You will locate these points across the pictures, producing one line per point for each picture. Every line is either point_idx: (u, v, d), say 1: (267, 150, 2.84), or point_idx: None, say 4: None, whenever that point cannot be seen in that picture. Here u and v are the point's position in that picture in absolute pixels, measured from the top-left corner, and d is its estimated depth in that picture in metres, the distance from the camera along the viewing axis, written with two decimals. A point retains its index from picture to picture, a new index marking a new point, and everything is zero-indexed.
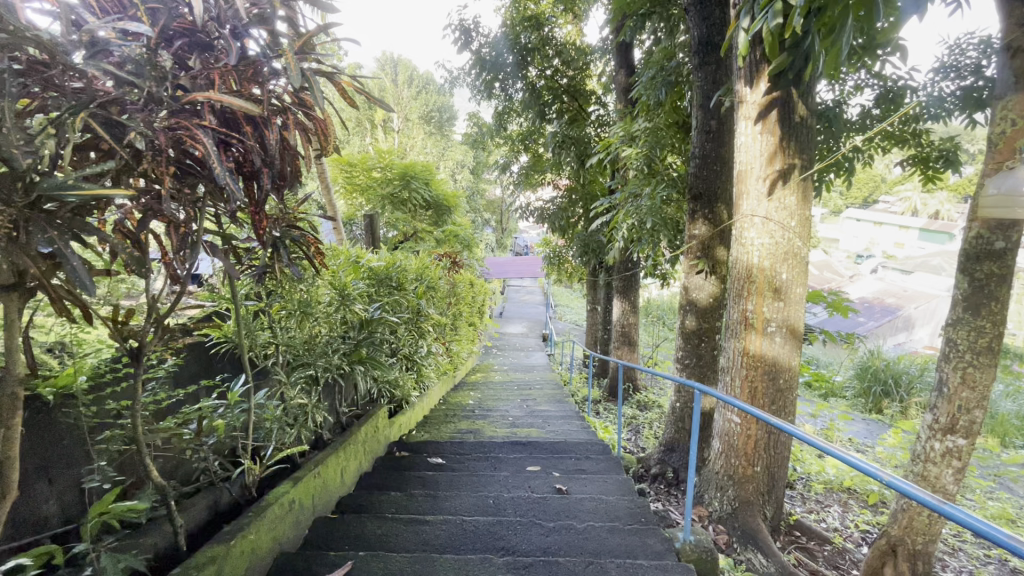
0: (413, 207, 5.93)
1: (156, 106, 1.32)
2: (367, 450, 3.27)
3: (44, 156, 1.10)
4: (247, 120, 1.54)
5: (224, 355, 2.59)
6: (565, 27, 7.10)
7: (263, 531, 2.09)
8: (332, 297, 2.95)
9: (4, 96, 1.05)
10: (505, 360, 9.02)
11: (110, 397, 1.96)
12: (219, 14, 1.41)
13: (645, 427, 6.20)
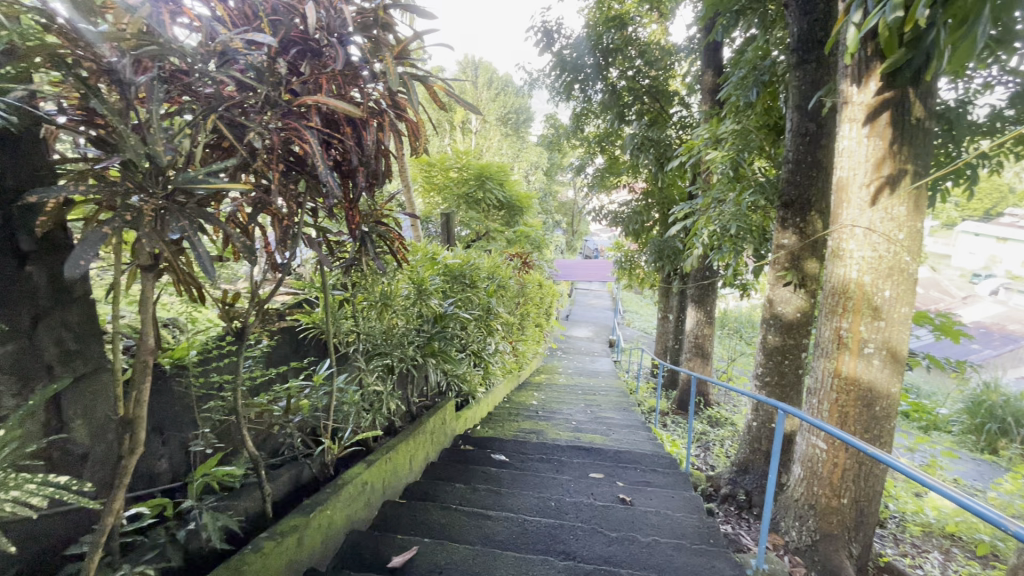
0: (487, 207, 6.02)
1: (270, 108, 1.45)
2: (434, 441, 3.38)
3: (179, 153, 1.25)
4: (347, 122, 1.65)
5: (311, 340, 2.79)
6: (649, 27, 6.93)
7: (339, 507, 2.23)
8: (410, 291, 3.08)
9: (152, 100, 1.20)
10: (569, 363, 8.94)
11: (216, 371, 2.17)
12: (329, 24, 1.52)
13: (716, 444, 5.90)
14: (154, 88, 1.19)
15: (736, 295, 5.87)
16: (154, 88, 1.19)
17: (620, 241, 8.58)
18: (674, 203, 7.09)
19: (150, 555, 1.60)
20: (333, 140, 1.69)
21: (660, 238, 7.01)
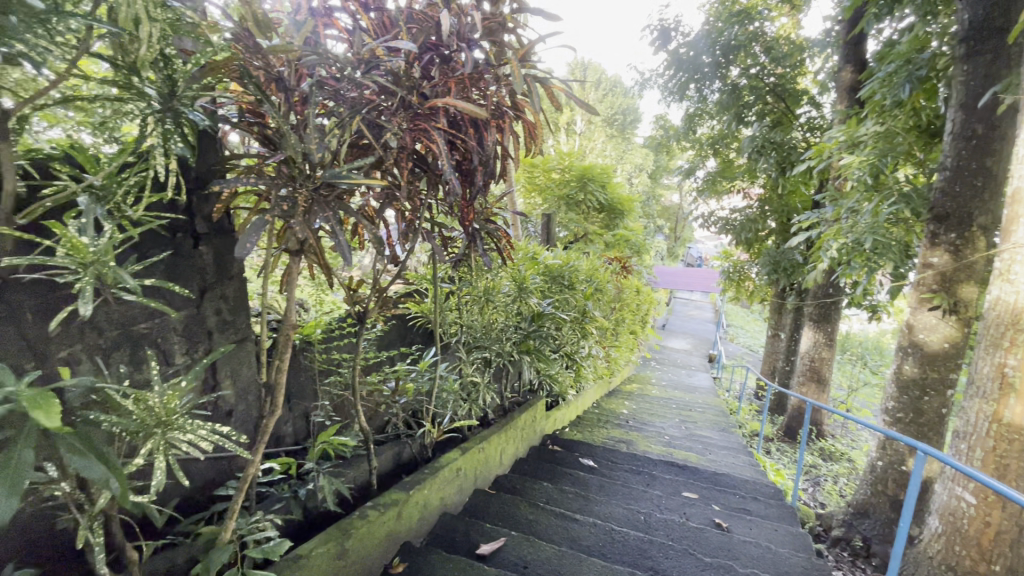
0: (587, 210, 5.86)
1: (404, 110, 1.57)
2: (524, 438, 3.43)
3: (327, 151, 1.40)
4: (471, 123, 1.73)
5: (417, 329, 2.96)
6: (779, 20, 6.40)
7: (435, 488, 2.35)
8: (511, 289, 3.14)
9: (309, 104, 1.35)
10: (663, 375, 8.56)
11: (336, 349, 2.39)
12: (461, 30, 1.61)
13: (828, 481, 5.32)
14: (312, 93, 1.34)
15: (864, 317, 5.23)
16: (311, 93, 1.35)
17: (728, 250, 8.03)
18: (795, 212, 6.47)
19: (277, 506, 1.82)
20: (456, 139, 1.78)
21: (775, 249, 6.44)
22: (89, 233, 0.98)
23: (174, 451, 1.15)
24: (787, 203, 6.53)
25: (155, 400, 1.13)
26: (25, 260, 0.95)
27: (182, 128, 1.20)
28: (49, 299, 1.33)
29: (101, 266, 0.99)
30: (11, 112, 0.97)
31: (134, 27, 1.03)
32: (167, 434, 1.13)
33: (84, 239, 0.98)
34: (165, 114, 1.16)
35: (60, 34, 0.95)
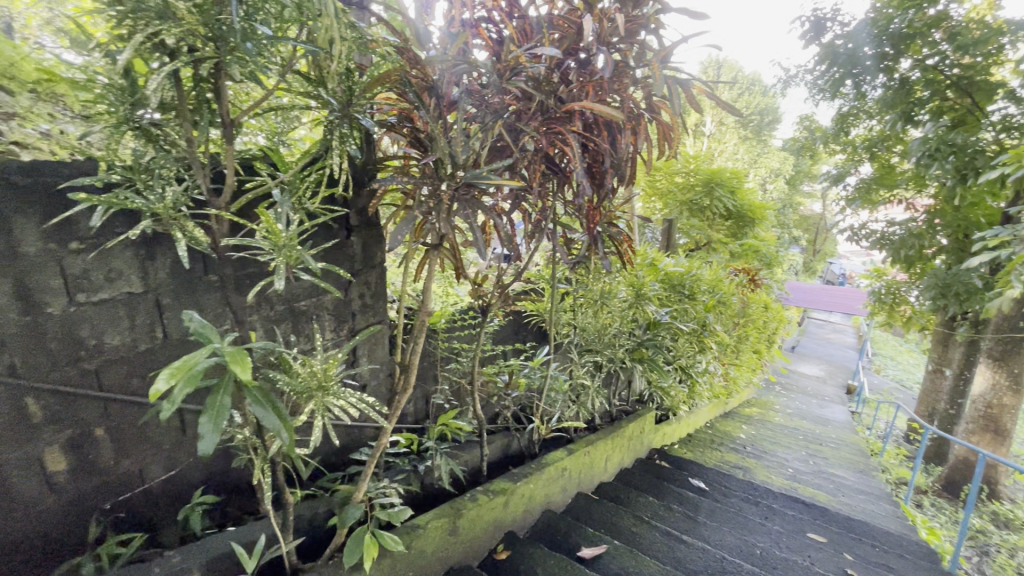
0: (712, 216, 5.41)
1: (542, 113, 1.62)
2: (630, 448, 3.34)
3: (469, 152, 1.50)
4: (605, 126, 1.75)
5: (531, 327, 3.03)
6: (970, 1, 5.42)
7: (540, 484, 2.38)
8: (628, 295, 3.08)
9: (458, 109, 1.46)
10: (789, 402, 7.73)
11: (457, 339, 2.55)
12: (604, 34, 1.63)
13: (1002, 553, 4.41)
14: (461, 98, 1.45)
15: None
16: (460, 100, 1.46)
17: (881, 268, 6.99)
18: (977, 228, 5.44)
19: (400, 476, 1.99)
20: (588, 142, 1.80)
21: (944, 271, 5.48)
22: (283, 219, 1.17)
23: (329, 412, 1.33)
24: (966, 217, 5.51)
25: (318, 367, 1.31)
26: (237, 239, 1.15)
27: (355, 131, 1.37)
28: (243, 275, 1.62)
29: (289, 249, 1.17)
30: (235, 119, 1.19)
31: (329, 47, 1.21)
32: (324, 397, 1.31)
33: (279, 224, 1.17)
34: (343, 120, 1.33)
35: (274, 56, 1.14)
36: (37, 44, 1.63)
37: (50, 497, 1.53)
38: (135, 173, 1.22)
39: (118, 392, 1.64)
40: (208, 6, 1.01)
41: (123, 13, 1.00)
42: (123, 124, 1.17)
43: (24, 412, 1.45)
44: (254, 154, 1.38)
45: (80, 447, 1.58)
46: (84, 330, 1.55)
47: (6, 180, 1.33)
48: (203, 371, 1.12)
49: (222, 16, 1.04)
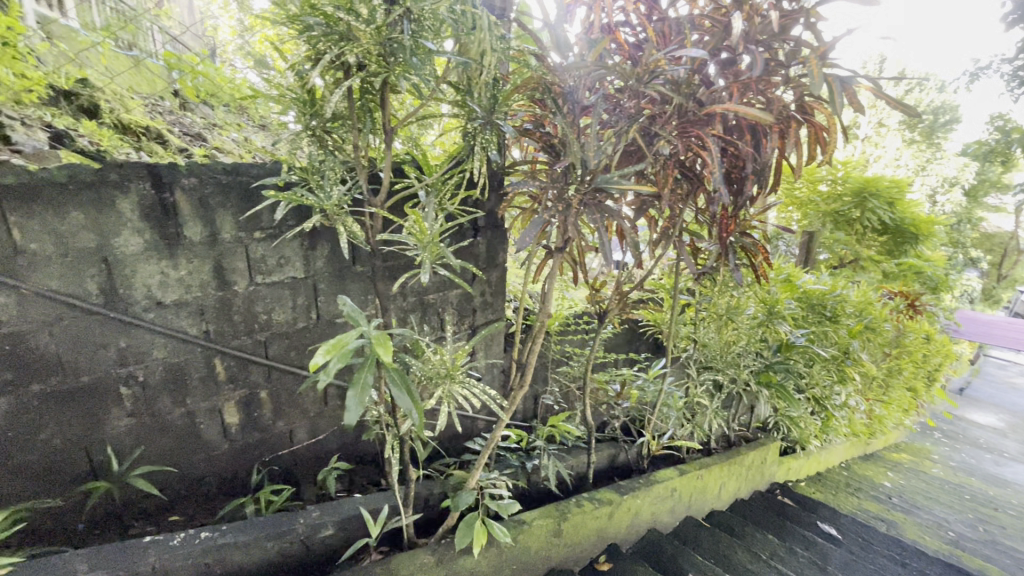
0: (862, 230, 4.62)
1: (679, 116, 1.57)
2: (749, 478, 3.06)
3: (601, 158, 1.51)
4: (749, 130, 1.65)
5: (646, 337, 2.93)
6: None
7: (647, 501, 2.29)
8: (758, 312, 2.83)
9: (594, 114, 1.48)
10: (951, 453, 6.51)
11: (569, 342, 2.55)
12: (753, 31, 1.53)
13: None
14: (597, 104, 1.46)
15: None
16: (595, 104, 1.47)
17: None
18: None
19: (509, 470, 2.06)
20: (727, 146, 1.71)
21: None
22: (429, 218, 1.28)
23: (455, 399, 1.42)
24: None
25: (447, 357, 1.41)
26: (387, 235, 1.29)
27: (496, 136, 1.45)
28: (386, 267, 1.79)
29: (433, 245, 1.28)
30: (394, 127, 1.33)
31: (479, 57, 1.29)
32: (451, 385, 1.40)
33: (427, 222, 1.28)
34: (486, 127, 1.42)
35: (431, 69, 1.26)
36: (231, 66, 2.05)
37: (225, 443, 1.88)
38: (309, 174, 1.40)
39: (280, 361, 1.92)
40: (384, 28, 1.15)
41: (315, 37, 1.17)
42: (305, 133, 1.36)
43: (212, 371, 1.79)
44: (405, 158, 1.51)
45: (249, 405, 1.90)
46: (260, 306, 1.84)
47: (215, 180, 1.65)
48: (353, 350, 1.25)
49: (392, 35, 1.17)
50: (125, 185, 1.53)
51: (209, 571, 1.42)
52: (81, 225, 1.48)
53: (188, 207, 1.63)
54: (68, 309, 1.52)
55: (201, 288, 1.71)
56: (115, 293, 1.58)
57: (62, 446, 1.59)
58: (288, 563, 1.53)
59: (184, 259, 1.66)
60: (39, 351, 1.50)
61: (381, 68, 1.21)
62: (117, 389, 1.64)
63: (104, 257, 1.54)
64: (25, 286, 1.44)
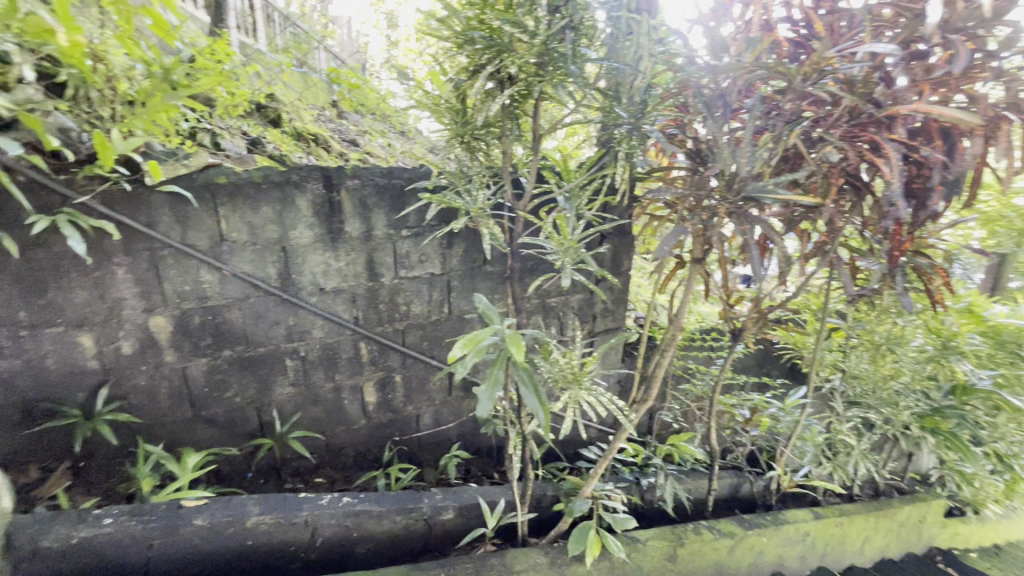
0: None
1: (851, 119, 1.41)
2: (902, 537, 2.62)
3: (755, 165, 1.41)
4: (939, 133, 1.43)
5: (780, 362, 2.66)
6: None
7: (774, 541, 2.07)
8: (928, 345, 2.39)
9: (749, 118, 1.38)
10: None
11: (693, 359, 2.41)
12: (954, 19, 1.32)
13: None
14: (753, 107, 1.37)
15: None
16: (751, 108, 1.37)
17: None
18: None
19: (623, 484, 2.01)
20: (909, 153, 1.49)
21: None
22: (571, 224, 1.32)
23: (581, 406, 1.42)
24: None
25: (575, 362, 1.42)
26: (529, 238, 1.36)
27: (643, 142, 1.43)
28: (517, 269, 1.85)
29: (572, 250, 1.31)
30: (541, 134, 1.38)
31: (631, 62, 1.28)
32: (578, 391, 1.40)
33: (569, 228, 1.32)
34: (632, 133, 1.41)
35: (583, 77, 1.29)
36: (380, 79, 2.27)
37: (363, 419, 2.08)
38: (458, 179, 1.50)
39: (414, 350, 2.08)
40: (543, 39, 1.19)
41: (478, 50, 1.26)
42: (457, 139, 1.45)
43: (357, 353, 2.00)
44: (546, 163, 1.55)
45: (384, 387, 2.08)
46: (402, 298, 2.00)
47: (374, 182, 1.84)
48: (487, 347, 1.30)
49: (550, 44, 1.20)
50: (304, 185, 1.76)
51: (348, 533, 1.57)
52: (269, 218, 1.75)
53: (350, 206, 1.83)
54: (254, 289, 1.79)
55: (355, 278, 1.91)
56: (289, 278, 1.83)
57: (241, 404, 1.88)
58: (412, 538, 1.64)
59: (344, 251, 1.87)
60: (232, 322, 1.79)
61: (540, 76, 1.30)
62: (284, 361, 1.90)
63: (283, 246, 1.79)
64: (226, 268, 1.73)
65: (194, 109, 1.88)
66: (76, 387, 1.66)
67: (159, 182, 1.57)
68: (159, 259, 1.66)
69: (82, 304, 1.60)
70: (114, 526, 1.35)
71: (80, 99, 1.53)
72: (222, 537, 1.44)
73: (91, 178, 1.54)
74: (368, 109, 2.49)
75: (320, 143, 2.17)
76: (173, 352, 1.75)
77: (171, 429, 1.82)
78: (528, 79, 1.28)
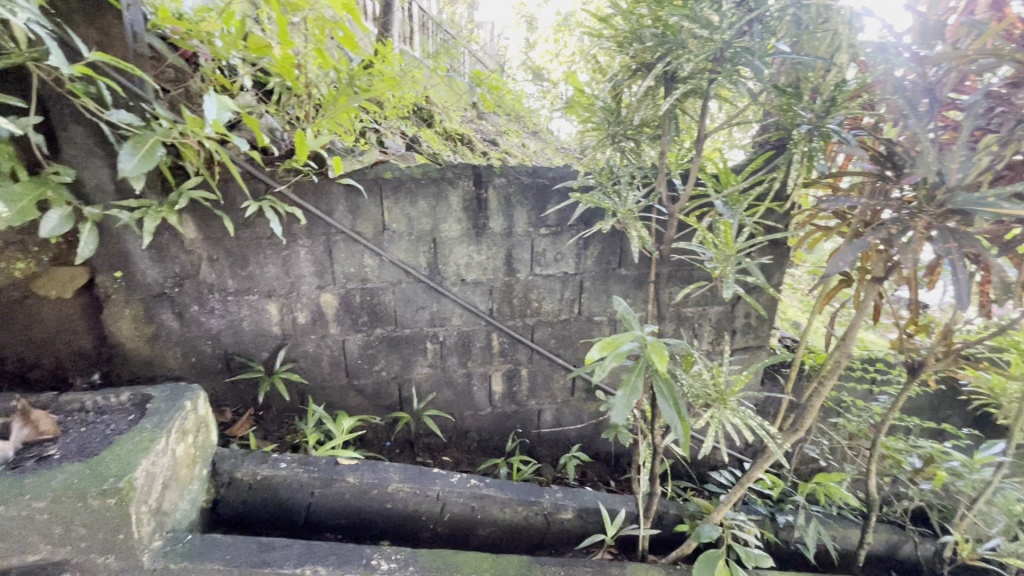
0: None
1: None
2: None
3: (970, 172, 1.19)
4: None
5: (966, 409, 2.23)
6: None
7: None
8: None
9: (969, 116, 1.17)
10: None
11: (848, 390, 2.13)
12: None
13: None
14: (974, 104, 1.16)
15: None
16: (970, 104, 1.17)
17: None
18: None
19: (755, 516, 1.84)
20: None
21: None
22: (738, 231, 1.25)
23: (724, 426, 1.33)
24: None
25: (720, 378, 1.33)
26: (687, 245, 1.37)
27: (824, 144, 1.28)
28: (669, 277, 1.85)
29: (733, 259, 1.26)
30: (706, 134, 1.31)
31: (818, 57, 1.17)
32: (722, 411, 1.32)
33: (736, 235, 1.27)
34: (813, 134, 1.28)
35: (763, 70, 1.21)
36: (518, 80, 2.37)
37: (488, 407, 2.17)
38: (606, 179, 1.49)
39: (542, 347, 2.11)
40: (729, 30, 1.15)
41: (648, 47, 1.25)
42: (608, 140, 1.45)
43: (489, 343, 2.09)
44: (702, 167, 1.47)
45: (511, 379, 2.14)
46: (536, 295, 2.04)
47: (520, 180, 1.90)
48: (627, 352, 1.22)
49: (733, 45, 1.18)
50: (456, 181, 1.88)
51: (472, 514, 1.66)
52: (424, 211, 1.89)
53: (496, 203, 1.91)
54: (405, 275, 1.96)
55: (493, 272, 1.99)
56: (436, 267, 1.97)
57: (386, 379, 2.07)
58: (531, 531, 1.68)
59: (486, 245, 1.96)
60: (385, 303, 1.98)
61: (715, 72, 1.24)
62: (424, 343, 2.05)
63: (434, 237, 1.93)
64: (385, 255, 1.91)
65: (365, 111, 2.10)
66: (262, 346, 1.96)
67: (339, 175, 1.79)
68: (333, 243, 1.88)
69: (272, 277, 1.89)
70: (287, 471, 1.58)
71: (283, 104, 1.80)
72: (367, 496, 1.61)
73: (288, 171, 1.81)
74: (505, 111, 2.41)
75: (465, 143, 2.43)
76: (336, 326, 1.98)
77: (328, 393, 2.06)
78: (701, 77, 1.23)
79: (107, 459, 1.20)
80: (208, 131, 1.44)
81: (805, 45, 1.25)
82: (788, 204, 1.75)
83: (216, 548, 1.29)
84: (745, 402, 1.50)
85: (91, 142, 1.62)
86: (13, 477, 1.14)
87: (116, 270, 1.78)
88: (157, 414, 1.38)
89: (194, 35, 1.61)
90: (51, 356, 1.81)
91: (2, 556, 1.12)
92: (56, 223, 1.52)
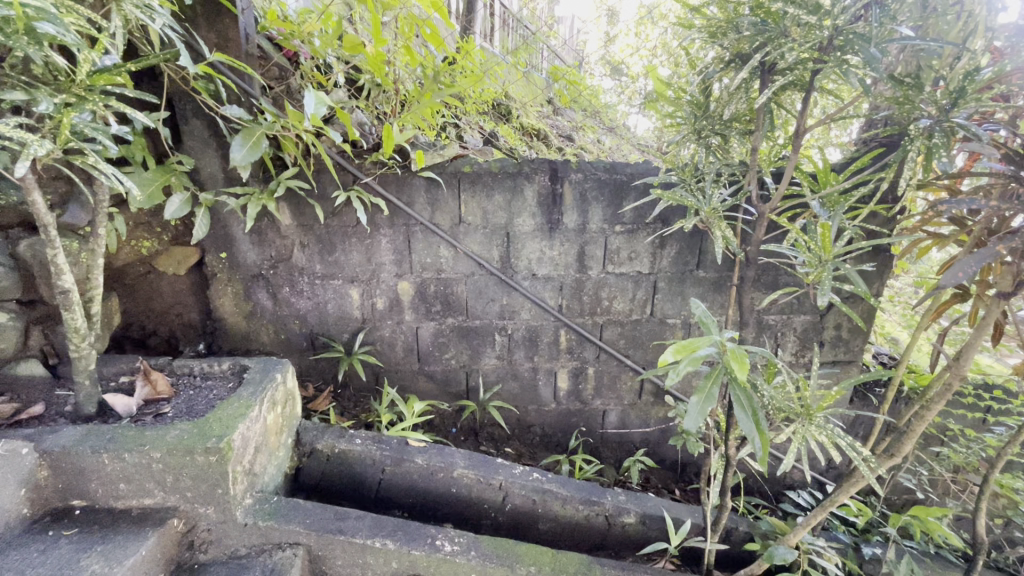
0: None
1: None
2: None
3: None
4: None
5: None
6: None
7: None
8: None
9: None
10: None
11: (955, 418, 1.91)
12: None
13: None
14: None
15: None
16: None
17: None
18: None
19: (835, 543, 1.70)
20: None
21: None
22: (838, 234, 1.15)
23: (808, 444, 1.23)
24: None
25: (807, 393, 1.23)
26: (777, 248, 1.27)
27: (948, 141, 1.14)
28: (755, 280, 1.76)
29: (830, 264, 1.17)
30: (805, 128, 1.22)
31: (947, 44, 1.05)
32: (806, 426, 1.23)
33: (838, 239, 1.17)
34: (934, 129, 1.14)
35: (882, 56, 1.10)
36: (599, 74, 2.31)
37: (554, 403, 2.17)
38: (690, 176, 1.44)
39: (611, 347, 2.07)
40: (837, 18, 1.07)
41: (745, 37, 1.18)
42: (693, 135, 1.41)
43: (557, 339, 2.08)
44: (798, 164, 1.35)
45: (576, 376, 2.13)
46: (606, 293, 2.01)
47: (597, 176, 1.87)
48: (703, 357, 1.12)
49: (842, 35, 1.09)
50: (533, 176, 1.88)
51: (534, 507, 1.67)
52: (500, 205, 1.92)
53: (571, 198, 1.90)
54: (478, 268, 2.00)
55: (565, 268, 1.98)
56: (508, 261, 1.99)
57: (455, 367, 2.13)
58: (592, 531, 1.67)
59: (559, 241, 1.95)
60: (458, 293, 2.03)
61: (820, 63, 1.15)
62: (493, 335, 2.09)
63: (507, 231, 1.95)
64: (460, 247, 1.96)
65: (447, 106, 2.15)
66: (344, 328, 2.09)
67: (421, 169, 1.85)
68: (412, 233, 1.96)
69: (356, 264, 2.00)
70: (362, 446, 1.68)
71: (371, 99, 1.89)
72: (433, 478, 1.68)
73: (375, 163, 1.89)
74: (582, 106, 2.38)
75: (540, 137, 2.44)
76: (411, 313, 2.06)
77: (401, 377, 2.16)
78: (805, 67, 1.15)
79: (211, 422, 1.33)
80: (306, 125, 1.54)
81: (932, 30, 1.15)
82: (894, 208, 1.60)
83: (298, 511, 1.40)
84: (836, 420, 1.38)
85: (208, 135, 1.80)
86: (135, 430, 1.30)
87: (222, 252, 1.96)
88: (253, 384, 1.51)
89: (297, 35, 1.72)
90: (167, 326, 2.03)
91: (125, 497, 1.28)
92: (177, 207, 1.71)
